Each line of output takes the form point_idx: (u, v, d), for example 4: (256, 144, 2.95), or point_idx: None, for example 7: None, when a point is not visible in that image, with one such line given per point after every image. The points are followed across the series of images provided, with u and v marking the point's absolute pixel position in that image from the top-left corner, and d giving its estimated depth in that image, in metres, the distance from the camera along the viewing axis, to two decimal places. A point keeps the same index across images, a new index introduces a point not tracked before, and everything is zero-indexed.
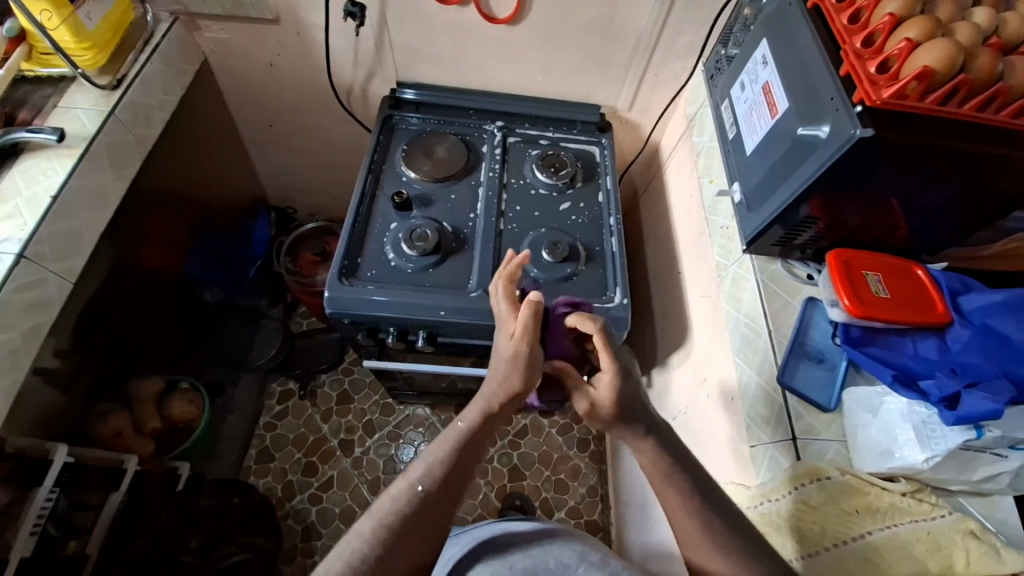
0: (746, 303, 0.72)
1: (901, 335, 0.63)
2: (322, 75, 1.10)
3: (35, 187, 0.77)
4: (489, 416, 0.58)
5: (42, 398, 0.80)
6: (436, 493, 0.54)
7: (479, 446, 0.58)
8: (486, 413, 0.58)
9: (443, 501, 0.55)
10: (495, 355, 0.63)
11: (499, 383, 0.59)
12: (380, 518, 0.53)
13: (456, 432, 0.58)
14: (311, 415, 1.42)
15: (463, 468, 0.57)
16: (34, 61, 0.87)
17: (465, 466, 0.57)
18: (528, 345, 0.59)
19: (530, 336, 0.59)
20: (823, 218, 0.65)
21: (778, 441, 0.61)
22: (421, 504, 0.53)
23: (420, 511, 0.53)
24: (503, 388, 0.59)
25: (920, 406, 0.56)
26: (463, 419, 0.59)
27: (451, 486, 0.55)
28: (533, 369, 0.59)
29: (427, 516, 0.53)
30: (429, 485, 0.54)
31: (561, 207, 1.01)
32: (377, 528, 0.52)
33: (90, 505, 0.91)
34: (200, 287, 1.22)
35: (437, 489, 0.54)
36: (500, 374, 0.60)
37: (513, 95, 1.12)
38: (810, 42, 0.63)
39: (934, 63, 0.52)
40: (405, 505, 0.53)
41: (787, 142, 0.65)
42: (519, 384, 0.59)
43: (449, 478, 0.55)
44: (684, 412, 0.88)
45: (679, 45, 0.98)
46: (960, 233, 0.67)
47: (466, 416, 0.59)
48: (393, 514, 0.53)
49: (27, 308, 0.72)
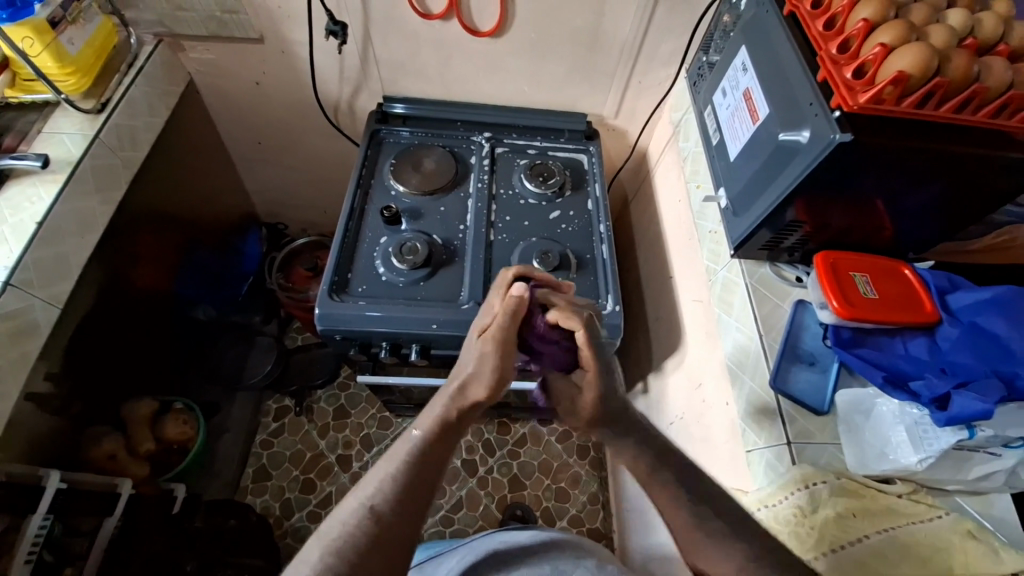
0: (737, 307, 0.72)
1: (891, 335, 0.63)
2: (309, 91, 1.11)
3: (21, 214, 0.76)
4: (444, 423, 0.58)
5: (34, 424, 0.80)
6: (390, 514, 0.51)
7: (434, 460, 0.56)
8: (444, 421, 0.58)
9: (397, 517, 0.51)
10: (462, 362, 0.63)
11: (459, 388, 0.60)
12: (329, 541, 0.50)
13: (404, 445, 0.57)
14: (308, 431, 1.41)
15: (414, 483, 0.54)
16: (17, 87, 0.87)
17: (419, 480, 0.54)
18: (501, 345, 0.60)
19: (504, 337, 0.61)
20: (808, 221, 0.66)
21: (774, 445, 0.61)
22: (370, 528, 0.50)
23: (370, 532, 0.50)
24: (465, 391, 0.59)
25: (912, 407, 0.56)
26: (416, 428, 0.58)
27: (404, 503, 0.53)
28: (501, 373, 0.60)
29: (380, 540, 0.50)
30: (381, 503, 0.52)
31: (550, 216, 1.01)
32: (326, 553, 0.49)
33: (84, 532, 0.91)
34: (192, 306, 1.22)
35: (389, 507, 0.52)
36: (461, 378, 0.60)
37: (500, 107, 1.12)
38: (788, 49, 0.63)
39: (908, 67, 0.52)
40: (353, 527, 0.50)
41: (770, 147, 0.66)
42: (484, 386, 0.59)
43: (402, 493, 0.53)
44: (681, 417, 0.87)
45: (662, 51, 0.98)
46: (946, 229, 0.67)
47: (421, 425, 0.58)
48: (344, 539, 0.49)
49: (14, 335, 0.71)
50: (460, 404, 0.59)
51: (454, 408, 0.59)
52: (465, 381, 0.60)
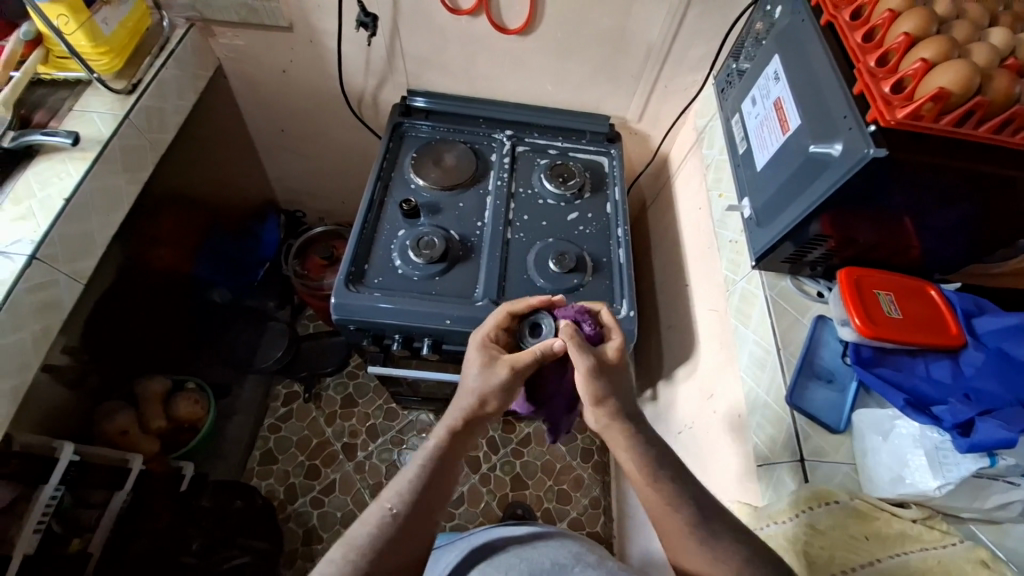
0: (755, 319, 0.71)
1: (913, 355, 0.62)
2: (334, 82, 1.11)
3: (49, 190, 0.78)
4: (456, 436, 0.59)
5: (51, 395, 0.82)
6: (410, 515, 0.53)
7: (451, 466, 0.58)
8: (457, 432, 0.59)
9: (416, 518, 0.54)
10: (469, 373, 0.62)
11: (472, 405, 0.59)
12: (352, 541, 0.52)
13: (422, 453, 0.58)
14: (315, 418, 1.42)
15: (433, 486, 0.56)
16: (51, 64, 0.89)
17: (437, 484, 0.56)
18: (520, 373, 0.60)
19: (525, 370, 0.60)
20: (834, 236, 0.65)
21: (786, 461, 0.60)
22: (392, 528, 0.52)
23: (392, 533, 0.52)
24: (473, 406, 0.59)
25: (933, 431, 0.54)
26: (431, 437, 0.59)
27: (423, 505, 0.54)
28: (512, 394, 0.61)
29: (401, 541, 0.52)
30: (401, 504, 0.54)
31: (568, 217, 1.01)
32: (348, 550, 0.51)
33: (94, 504, 0.92)
34: (209, 288, 1.24)
35: (408, 508, 0.54)
36: (476, 392, 0.59)
37: (524, 105, 1.12)
38: (822, 59, 0.62)
39: (949, 85, 0.51)
40: (375, 528, 0.52)
41: (799, 158, 0.65)
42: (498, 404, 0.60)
43: (422, 495, 0.55)
44: (690, 426, 0.87)
45: (691, 56, 0.97)
46: (976, 252, 0.65)
47: (436, 435, 0.59)
48: (366, 539, 0.52)
49: (38, 309, 0.72)
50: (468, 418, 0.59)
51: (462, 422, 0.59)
52: (477, 398, 0.59)
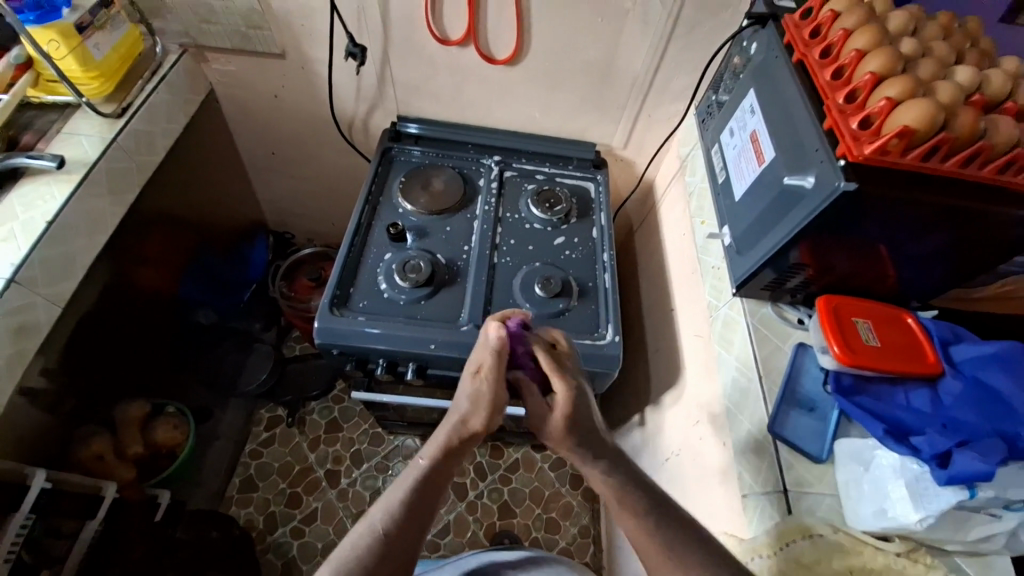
0: (737, 345, 0.71)
1: (892, 384, 0.62)
2: (326, 108, 1.13)
3: (32, 212, 0.77)
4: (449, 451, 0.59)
5: (23, 417, 0.79)
6: (397, 537, 0.53)
7: (438, 484, 0.58)
8: (448, 451, 0.59)
9: (405, 540, 0.54)
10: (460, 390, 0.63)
11: (462, 420, 0.60)
12: (337, 565, 0.51)
13: (410, 472, 0.58)
14: (298, 443, 1.39)
15: (422, 506, 0.56)
16: (40, 88, 0.89)
17: (425, 504, 0.56)
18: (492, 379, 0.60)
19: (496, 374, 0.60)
20: (812, 265, 0.66)
21: (770, 492, 0.59)
22: (379, 551, 0.52)
23: (380, 555, 0.52)
24: (463, 421, 0.60)
25: (912, 462, 0.54)
26: (421, 456, 0.59)
27: (412, 526, 0.55)
28: (497, 401, 0.60)
29: (388, 562, 0.52)
30: (389, 527, 0.54)
31: (554, 242, 1.02)
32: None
33: (65, 534, 0.89)
34: (194, 310, 1.22)
35: (396, 530, 0.54)
36: (463, 410, 0.61)
37: (511, 132, 1.14)
38: (795, 96, 0.64)
39: (914, 122, 0.53)
40: (362, 551, 0.52)
41: (775, 189, 0.66)
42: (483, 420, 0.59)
43: (408, 521, 0.55)
44: (676, 454, 0.85)
45: (673, 86, 1.00)
46: (952, 280, 0.66)
47: (426, 454, 0.59)
48: (353, 562, 0.51)
49: (14, 332, 0.71)
50: (460, 434, 0.60)
51: (455, 437, 0.59)
52: (468, 412, 0.60)
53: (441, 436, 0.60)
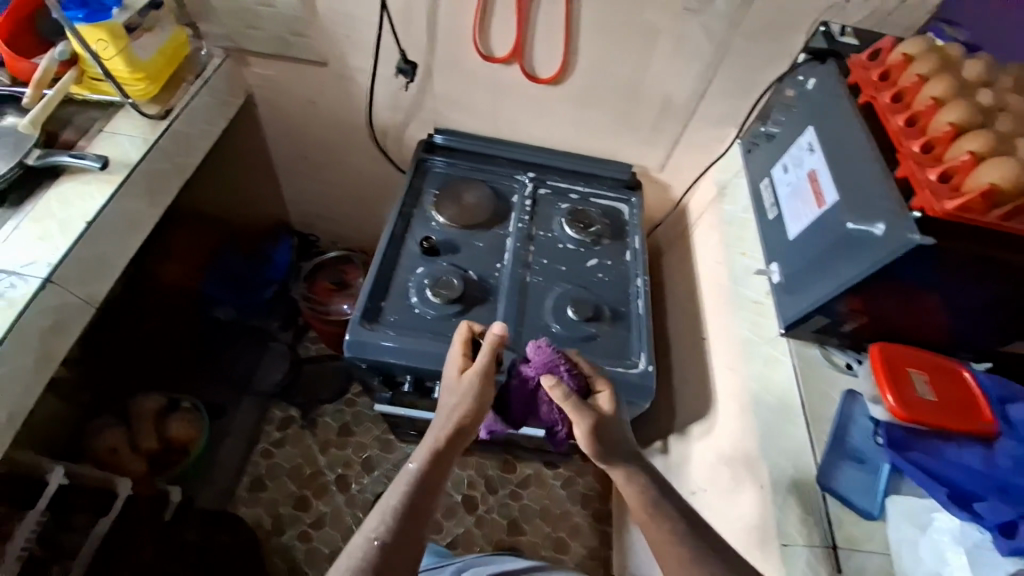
0: (781, 386, 0.69)
1: (946, 440, 0.60)
2: (362, 116, 1.13)
3: (71, 211, 0.77)
4: (438, 454, 0.62)
5: (45, 408, 0.79)
6: (393, 544, 0.56)
7: (432, 488, 0.61)
8: (436, 454, 0.61)
9: (401, 545, 0.56)
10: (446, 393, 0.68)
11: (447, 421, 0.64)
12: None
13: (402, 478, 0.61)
14: (309, 445, 1.36)
15: (417, 510, 0.59)
16: (84, 85, 0.89)
17: (419, 509, 0.59)
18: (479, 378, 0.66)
19: (484, 373, 0.66)
20: (865, 313, 0.65)
21: (819, 547, 0.58)
22: (377, 558, 0.55)
23: (378, 562, 0.54)
24: (450, 421, 0.64)
25: (972, 528, 0.54)
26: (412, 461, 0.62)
27: (409, 530, 0.57)
28: (482, 401, 0.65)
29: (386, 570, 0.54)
30: (384, 534, 0.56)
31: (587, 264, 1.00)
32: None
33: (76, 527, 0.89)
34: (213, 305, 1.19)
35: (393, 536, 0.56)
36: (449, 411, 0.65)
37: (547, 149, 1.12)
38: (860, 142, 0.63)
39: (1001, 181, 0.51)
40: (360, 559, 0.54)
41: (834, 233, 0.64)
42: (471, 415, 0.64)
43: (404, 525, 0.57)
44: (706, 489, 0.82)
45: (715, 114, 0.99)
46: (1008, 335, 0.64)
47: (415, 459, 0.61)
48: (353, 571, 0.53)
49: (47, 331, 0.71)
50: (449, 435, 0.63)
51: (445, 440, 0.63)
52: (454, 412, 0.64)
53: (430, 440, 0.63)
